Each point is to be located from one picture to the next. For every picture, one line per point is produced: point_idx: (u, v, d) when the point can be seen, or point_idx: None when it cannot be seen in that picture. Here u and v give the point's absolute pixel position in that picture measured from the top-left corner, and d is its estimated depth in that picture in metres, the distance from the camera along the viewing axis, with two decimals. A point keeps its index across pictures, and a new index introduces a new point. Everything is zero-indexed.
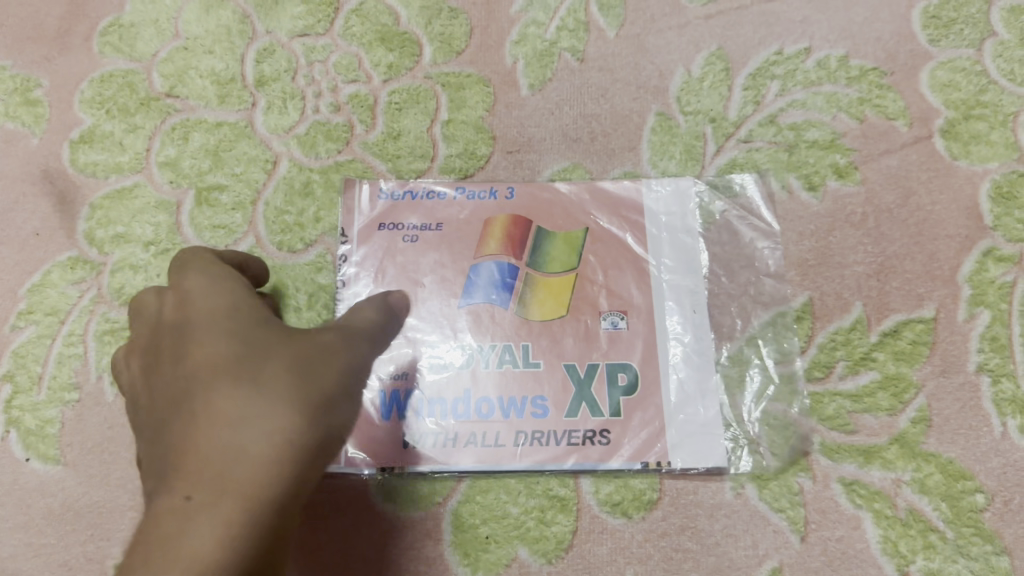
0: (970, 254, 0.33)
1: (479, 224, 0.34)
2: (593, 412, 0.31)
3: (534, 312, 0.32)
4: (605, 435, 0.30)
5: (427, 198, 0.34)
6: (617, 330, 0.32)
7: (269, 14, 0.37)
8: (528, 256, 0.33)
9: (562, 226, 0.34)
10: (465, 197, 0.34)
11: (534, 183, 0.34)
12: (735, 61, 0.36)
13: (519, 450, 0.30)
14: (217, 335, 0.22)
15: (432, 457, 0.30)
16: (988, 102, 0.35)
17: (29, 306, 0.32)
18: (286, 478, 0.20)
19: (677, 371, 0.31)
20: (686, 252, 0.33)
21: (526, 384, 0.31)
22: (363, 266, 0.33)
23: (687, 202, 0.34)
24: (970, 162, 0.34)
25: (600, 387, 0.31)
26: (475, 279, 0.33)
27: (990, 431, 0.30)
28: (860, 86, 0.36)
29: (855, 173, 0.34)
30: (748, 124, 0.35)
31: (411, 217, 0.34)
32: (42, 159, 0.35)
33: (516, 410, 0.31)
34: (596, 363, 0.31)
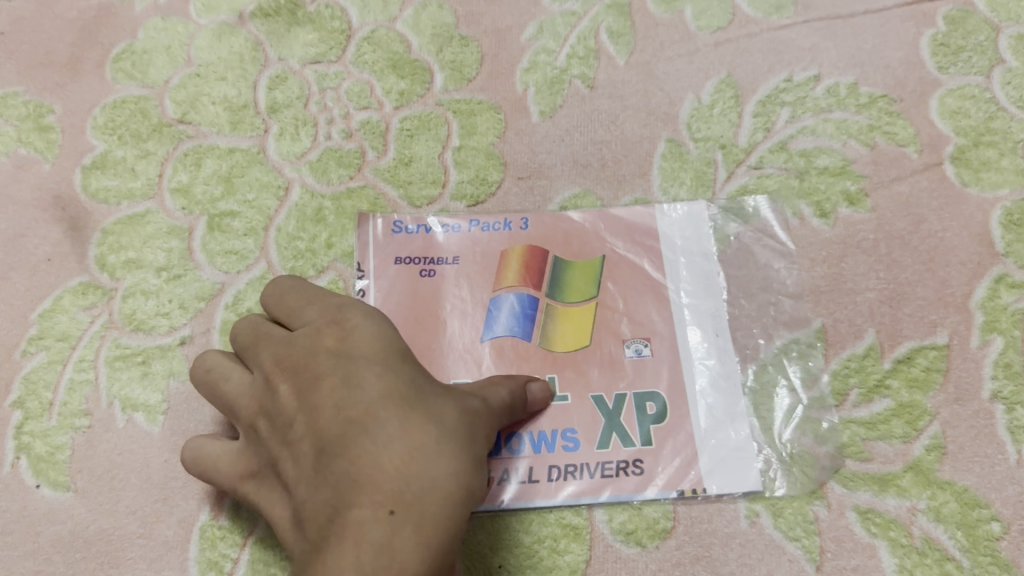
0: (983, 281, 0.33)
1: (496, 256, 0.34)
2: (624, 443, 0.31)
3: (557, 342, 0.32)
4: (638, 465, 0.30)
5: (442, 229, 0.34)
6: (642, 357, 0.32)
7: (281, 41, 0.37)
8: (547, 287, 0.33)
9: (579, 254, 0.34)
10: (480, 228, 0.34)
11: (550, 214, 0.34)
12: (745, 88, 0.37)
13: (554, 484, 0.30)
14: (372, 360, 0.24)
15: None
16: (997, 128, 0.35)
17: (40, 332, 0.32)
18: (466, 504, 0.22)
19: (703, 397, 0.31)
20: (704, 275, 0.33)
21: (555, 418, 0.31)
22: (382, 299, 0.33)
23: (702, 226, 0.34)
24: (981, 189, 0.34)
25: (629, 417, 0.31)
26: (495, 312, 0.33)
27: (1005, 458, 0.30)
28: (870, 113, 0.36)
29: (866, 199, 0.34)
30: (758, 150, 0.35)
31: (427, 251, 0.34)
32: (54, 185, 0.35)
33: (547, 444, 0.31)
34: (623, 392, 0.31)
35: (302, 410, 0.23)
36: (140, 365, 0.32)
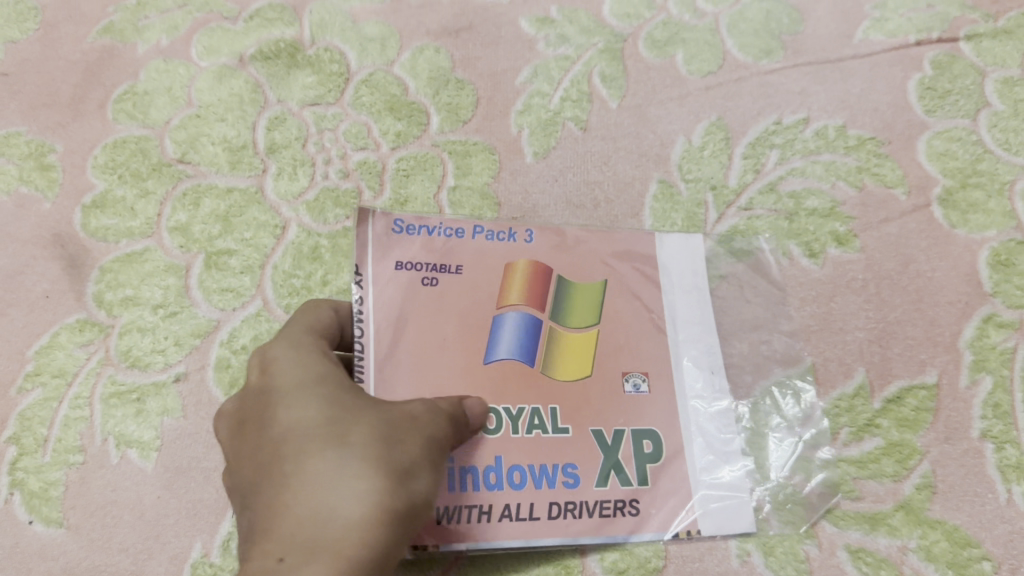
0: (971, 320, 0.33)
1: (501, 273, 0.33)
2: (623, 482, 0.30)
3: (558, 369, 0.31)
4: (634, 505, 0.30)
5: (445, 235, 0.33)
6: (640, 392, 0.32)
7: (281, 84, 0.38)
8: (551, 310, 0.32)
9: (581, 280, 0.33)
10: (485, 237, 0.33)
11: (551, 228, 0.34)
12: (735, 130, 0.37)
13: (553, 522, 0.29)
14: (291, 397, 0.24)
15: (466, 534, 0.28)
16: (985, 170, 0.36)
17: (37, 368, 0.33)
18: (372, 528, 0.21)
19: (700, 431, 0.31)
20: (698, 311, 0.34)
21: (555, 451, 0.30)
22: (384, 303, 0.31)
23: (697, 260, 0.35)
24: (969, 230, 0.35)
25: (628, 455, 0.30)
26: (500, 329, 0.32)
27: (994, 497, 0.30)
28: (858, 155, 0.36)
29: (855, 240, 0.35)
30: (748, 191, 0.36)
31: (428, 258, 0.32)
32: (54, 223, 0.36)
33: (547, 479, 0.30)
34: (623, 429, 0.31)
35: (237, 462, 0.24)
36: (136, 402, 0.32)
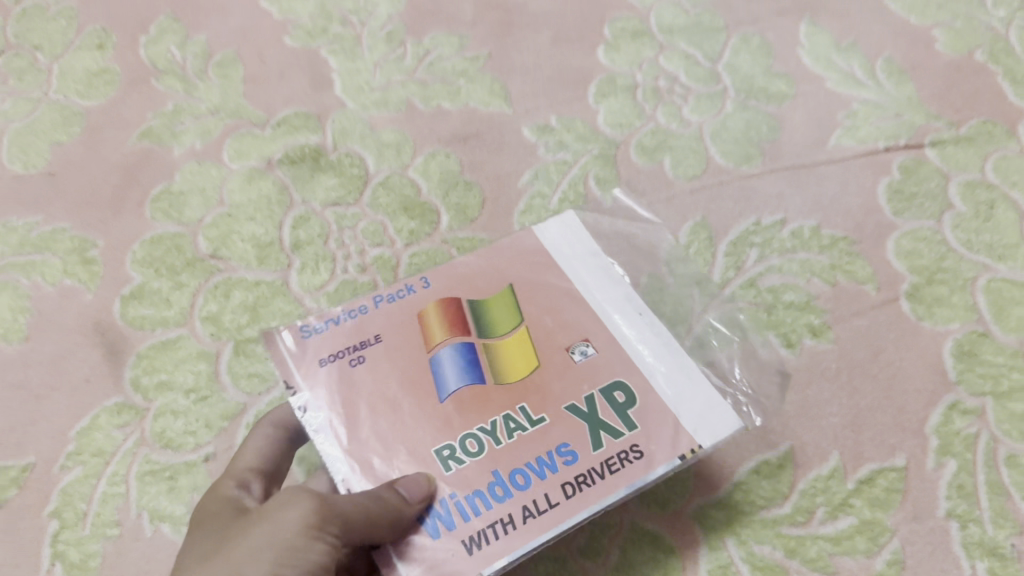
0: (937, 406, 0.36)
1: (416, 323, 0.32)
2: (615, 436, 0.29)
3: (508, 373, 0.31)
4: (636, 450, 0.29)
5: (353, 316, 0.32)
6: (590, 356, 0.31)
7: (305, 185, 0.42)
8: (476, 330, 0.32)
9: (484, 289, 0.34)
10: (387, 302, 0.33)
11: (440, 267, 0.34)
12: (718, 231, 0.41)
13: (573, 499, 0.28)
14: (196, 536, 0.27)
15: (499, 549, 0.27)
16: (948, 267, 0.39)
17: (78, 448, 0.36)
18: None
19: (649, 358, 0.31)
20: (602, 274, 0.34)
21: (540, 443, 0.29)
22: (327, 403, 0.30)
23: (578, 233, 0.35)
24: (933, 323, 0.38)
25: (605, 412, 0.30)
26: (437, 367, 0.31)
27: (960, 572, 0.32)
28: (831, 253, 0.40)
29: (828, 331, 0.38)
30: (729, 286, 0.39)
31: (346, 343, 0.32)
32: (94, 314, 0.39)
33: (542, 467, 0.29)
34: (590, 393, 0.30)
35: None
36: (168, 480, 0.35)
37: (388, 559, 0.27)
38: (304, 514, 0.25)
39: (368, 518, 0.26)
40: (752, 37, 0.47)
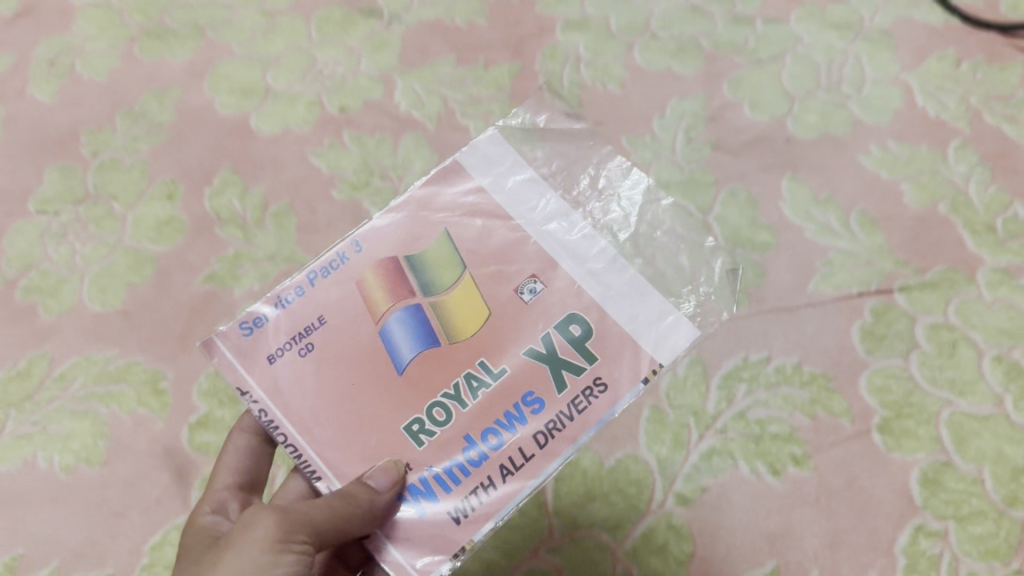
0: (904, 529, 0.43)
1: (358, 294, 0.41)
2: (576, 374, 0.39)
3: (457, 334, 0.40)
4: (601, 384, 0.39)
5: (299, 293, 0.41)
6: (539, 292, 0.41)
7: None
8: (418, 287, 0.41)
9: (415, 240, 0.42)
10: (323, 276, 0.41)
11: (369, 230, 0.43)
12: (710, 365, 0.47)
13: (542, 446, 0.38)
14: (189, 555, 0.33)
15: (483, 510, 0.37)
16: (915, 402, 0.45)
17: (151, 561, 0.43)
18: None
19: (595, 291, 0.41)
20: (526, 203, 0.43)
21: (503, 400, 0.39)
22: (290, 388, 0.38)
23: (505, 183, 0.44)
24: (901, 453, 0.44)
25: (567, 355, 0.39)
26: (390, 337, 0.40)
27: None
28: (811, 388, 0.46)
29: (809, 460, 0.44)
30: (722, 417, 0.45)
31: (302, 324, 0.40)
32: (164, 439, 0.45)
33: (510, 425, 0.38)
34: (547, 334, 0.40)
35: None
36: None
37: (380, 544, 0.36)
38: (272, 531, 0.30)
39: (330, 522, 0.33)
40: (739, 192, 0.54)
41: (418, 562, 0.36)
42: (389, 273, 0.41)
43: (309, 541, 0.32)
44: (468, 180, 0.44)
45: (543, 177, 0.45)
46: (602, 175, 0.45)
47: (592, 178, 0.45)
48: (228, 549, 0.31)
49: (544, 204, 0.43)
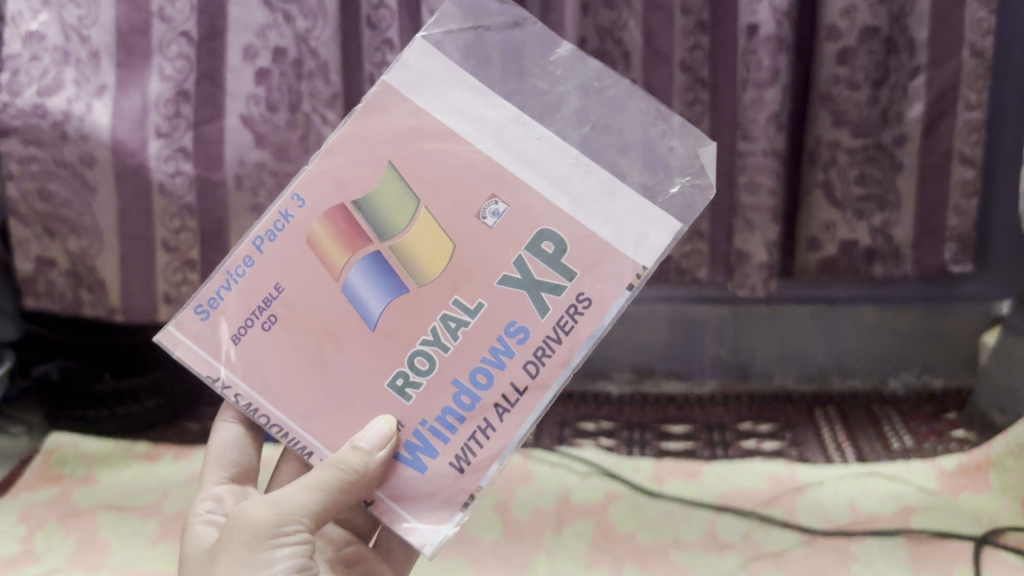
0: None
1: (314, 255, 0.62)
2: (554, 297, 0.59)
3: (418, 277, 0.61)
4: (586, 301, 0.59)
5: (243, 269, 0.63)
6: (499, 215, 0.60)
7: None
8: (378, 236, 0.62)
9: (360, 190, 0.62)
10: (271, 238, 0.63)
11: (302, 185, 0.63)
12: None
13: (532, 376, 0.59)
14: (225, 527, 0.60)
15: (494, 452, 0.59)
16: None
17: None
18: (217, 545, 0.56)
19: (565, 201, 0.59)
20: (473, 118, 0.61)
21: (484, 334, 0.60)
22: (269, 346, 0.62)
23: (438, 72, 0.62)
24: None
25: (539, 279, 0.59)
26: (356, 293, 0.62)
27: None
28: None
29: None
30: None
31: (260, 297, 0.63)
32: None
33: (499, 359, 0.60)
34: (519, 254, 0.60)
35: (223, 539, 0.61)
36: None
37: (373, 502, 0.61)
38: (268, 517, 0.56)
39: (306, 505, 0.57)
40: None
41: (429, 513, 0.60)
42: (336, 219, 0.62)
43: (299, 523, 0.57)
44: (407, 99, 0.62)
45: (483, 80, 0.61)
46: (547, 79, 0.62)
47: (534, 81, 0.62)
48: (244, 519, 0.56)
49: (501, 113, 0.61)
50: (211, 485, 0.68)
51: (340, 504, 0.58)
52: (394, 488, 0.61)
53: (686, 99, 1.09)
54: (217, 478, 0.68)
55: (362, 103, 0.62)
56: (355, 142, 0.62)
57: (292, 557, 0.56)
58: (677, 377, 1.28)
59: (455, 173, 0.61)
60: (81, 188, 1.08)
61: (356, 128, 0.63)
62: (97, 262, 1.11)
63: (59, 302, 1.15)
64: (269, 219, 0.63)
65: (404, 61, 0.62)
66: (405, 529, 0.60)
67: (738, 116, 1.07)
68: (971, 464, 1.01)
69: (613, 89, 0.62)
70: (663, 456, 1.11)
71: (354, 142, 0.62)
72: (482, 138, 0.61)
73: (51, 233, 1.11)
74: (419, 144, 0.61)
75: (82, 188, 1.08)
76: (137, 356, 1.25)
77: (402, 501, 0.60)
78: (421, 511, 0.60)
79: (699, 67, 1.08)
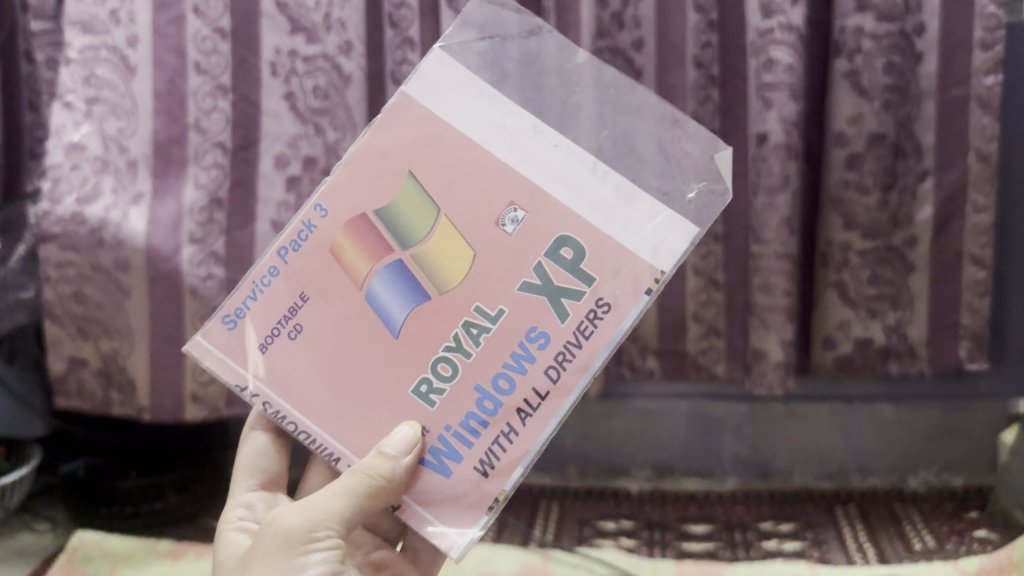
0: None
1: (336, 264, 0.64)
2: (575, 303, 0.60)
3: (440, 284, 0.62)
4: (605, 305, 0.60)
5: (268, 278, 0.64)
6: (518, 223, 0.61)
7: None
8: (400, 244, 0.63)
9: (383, 199, 0.63)
10: (295, 247, 0.64)
11: (324, 196, 0.64)
12: None
13: (553, 380, 0.60)
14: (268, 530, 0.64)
15: (518, 456, 0.61)
16: None
17: None
18: (253, 548, 0.60)
19: (583, 208, 0.60)
20: (492, 125, 0.62)
21: (506, 339, 0.61)
22: (295, 354, 0.64)
23: (457, 79, 0.63)
24: None
25: (559, 285, 0.61)
26: (380, 301, 0.63)
27: None
28: None
29: None
30: None
31: (286, 307, 0.64)
32: None
33: (520, 364, 0.61)
34: (539, 260, 0.61)
35: None
36: None
37: (399, 506, 0.62)
38: (299, 524, 0.59)
39: (333, 513, 0.59)
40: None
41: (454, 515, 0.61)
42: (357, 226, 0.64)
43: (330, 530, 0.60)
44: (425, 107, 0.63)
45: (499, 87, 0.63)
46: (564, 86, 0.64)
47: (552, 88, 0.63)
48: (279, 525, 0.60)
49: (518, 122, 0.62)
50: (243, 492, 0.74)
51: (371, 509, 0.60)
52: (422, 493, 0.62)
53: None
54: (247, 485, 0.74)
55: (380, 113, 0.64)
56: (376, 150, 0.64)
57: (324, 563, 0.60)
58: (698, 475, 1.29)
59: (479, 178, 0.62)
60: (115, 290, 1.11)
61: (376, 138, 0.64)
62: (128, 363, 1.14)
63: (89, 401, 1.18)
64: (293, 230, 0.64)
65: (420, 72, 0.64)
66: (430, 530, 0.61)
67: (751, 219, 1.09)
68: (994, 567, 1.00)
69: (631, 97, 0.64)
70: (683, 558, 1.11)
71: (375, 150, 0.64)
72: (501, 144, 0.62)
73: (85, 334, 1.14)
74: (439, 152, 0.63)
75: (116, 290, 1.11)
76: (163, 449, 1.31)
77: (431, 506, 0.62)
78: (446, 512, 0.61)
79: None
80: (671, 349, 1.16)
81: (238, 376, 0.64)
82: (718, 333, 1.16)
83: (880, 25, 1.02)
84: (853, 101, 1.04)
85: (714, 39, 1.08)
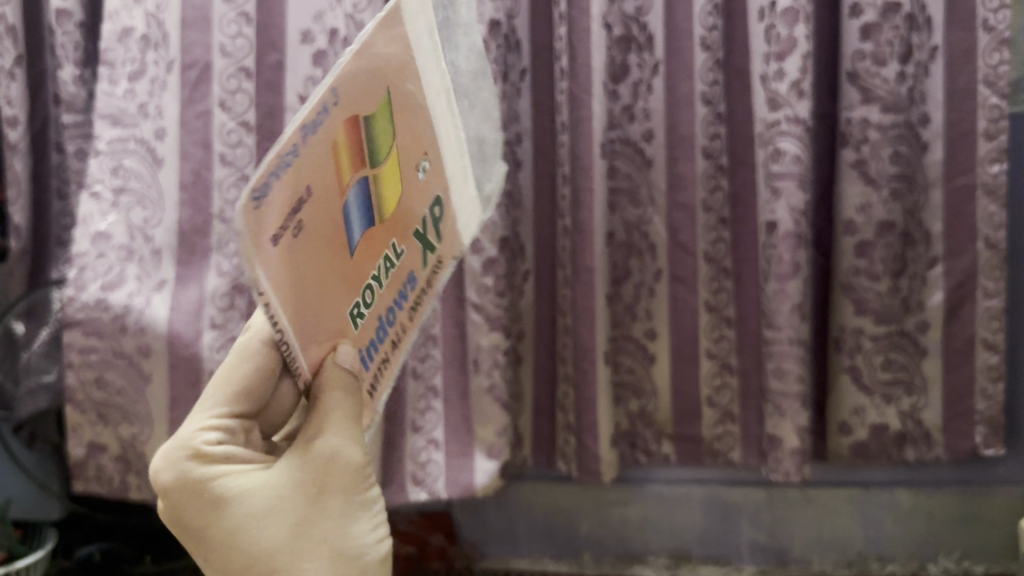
0: None
1: (331, 162, 0.42)
2: (434, 253, 0.54)
3: (383, 206, 0.48)
4: (444, 263, 0.55)
5: (289, 167, 0.39)
6: (426, 172, 0.51)
7: None
8: (370, 155, 0.46)
9: (376, 98, 0.45)
10: (308, 137, 0.40)
11: (341, 79, 0.41)
12: None
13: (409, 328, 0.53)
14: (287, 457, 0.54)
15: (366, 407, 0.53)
16: None
17: None
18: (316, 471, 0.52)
19: (450, 168, 0.55)
20: (427, 53, 0.50)
21: (399, 276, 0.50)
22: (277, 298, 0.41)
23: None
24: None
25: (432, 233, 0.53)
26: (349, 217, 0.45)
27: None
28: None
29: None
30: None
31: (280, 215, 0.39)
32: None
33: (402, 303, 0.51)
34: (430, 210, 0.53)
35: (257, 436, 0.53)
36: None
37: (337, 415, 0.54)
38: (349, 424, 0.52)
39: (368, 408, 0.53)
40: None
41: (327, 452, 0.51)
42: (352, 129, 0.43)
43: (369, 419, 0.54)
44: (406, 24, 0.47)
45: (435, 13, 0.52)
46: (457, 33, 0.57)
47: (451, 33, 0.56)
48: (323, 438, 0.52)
49: (441, 74, 0.52)
50: None
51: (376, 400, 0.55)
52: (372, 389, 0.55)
53: (711, 286, 1.13)
54: None
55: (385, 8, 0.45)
56: (362, 61, 0.43)
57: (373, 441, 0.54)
58: (715, 563, 1.27)
59: (418, 111, 0.50)
60: (137, 376, 1.12)
61: (389, 21, 0.45)
62: (147, 448, 1.14)
63: (107, 485, 1.17)
64: (311, 113, 0.40)
65: None
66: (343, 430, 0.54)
67: (763, 305, 1.09)
68: None
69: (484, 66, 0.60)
70: None
71: (376, 51, 0.44)
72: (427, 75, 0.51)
73: (105, 419, 1.15)
74: (404, 70, 0.48)
75: (137, 376, 1.13)
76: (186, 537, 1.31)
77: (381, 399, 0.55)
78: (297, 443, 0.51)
79: (722, 258, 1.13)
80: (687, 434, 1.16)
81: (254, 281, 0.38)
82: (733, 418, 1.15)
83: (885, 116, 1.05)
84: (861, 190, 1.06)
85: (723, 129, 1.12)
